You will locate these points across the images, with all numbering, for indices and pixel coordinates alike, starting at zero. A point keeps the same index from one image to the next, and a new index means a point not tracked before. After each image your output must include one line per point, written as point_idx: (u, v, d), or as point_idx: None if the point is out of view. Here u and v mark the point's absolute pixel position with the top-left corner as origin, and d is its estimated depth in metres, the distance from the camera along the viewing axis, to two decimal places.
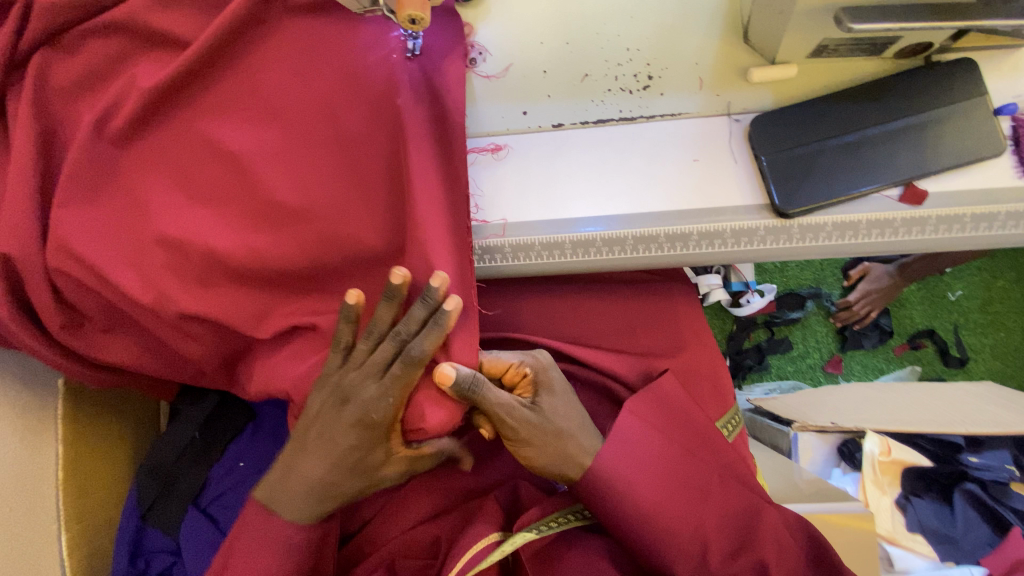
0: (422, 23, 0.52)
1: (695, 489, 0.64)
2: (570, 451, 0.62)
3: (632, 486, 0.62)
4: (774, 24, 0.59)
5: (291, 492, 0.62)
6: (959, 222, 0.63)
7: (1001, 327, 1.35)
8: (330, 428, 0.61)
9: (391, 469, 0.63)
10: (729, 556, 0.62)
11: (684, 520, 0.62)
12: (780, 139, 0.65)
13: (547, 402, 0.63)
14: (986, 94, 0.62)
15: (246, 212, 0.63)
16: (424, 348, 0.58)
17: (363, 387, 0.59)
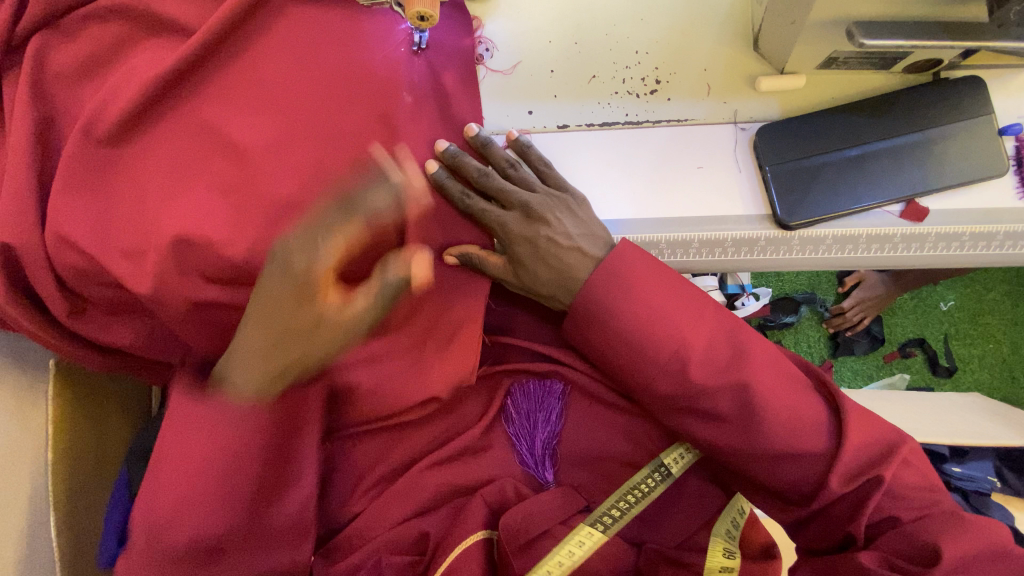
0: (431, 20, 0.51)
1: (684, 310, 0.60)
2: (567, 260, 0.62)
3: (627, 295, 0.60)
4: (784, 33, 0.59)
5: (240, 363, 0.56)
6: (958, 240, 0.64)
7: (990, 339, 1.37)
8: (281, 303, 0.53)
9: (324, 333, 0.54)
10: (715, 372, 0.58)
11: (667, 336, 0.59)
12: (785, 150, 0.64)
13: (529, 229, 0.63)
14: (991, 113, 0.62)
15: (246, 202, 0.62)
16: (398, 264, 0.52)
17: (315, 208, 0.57)
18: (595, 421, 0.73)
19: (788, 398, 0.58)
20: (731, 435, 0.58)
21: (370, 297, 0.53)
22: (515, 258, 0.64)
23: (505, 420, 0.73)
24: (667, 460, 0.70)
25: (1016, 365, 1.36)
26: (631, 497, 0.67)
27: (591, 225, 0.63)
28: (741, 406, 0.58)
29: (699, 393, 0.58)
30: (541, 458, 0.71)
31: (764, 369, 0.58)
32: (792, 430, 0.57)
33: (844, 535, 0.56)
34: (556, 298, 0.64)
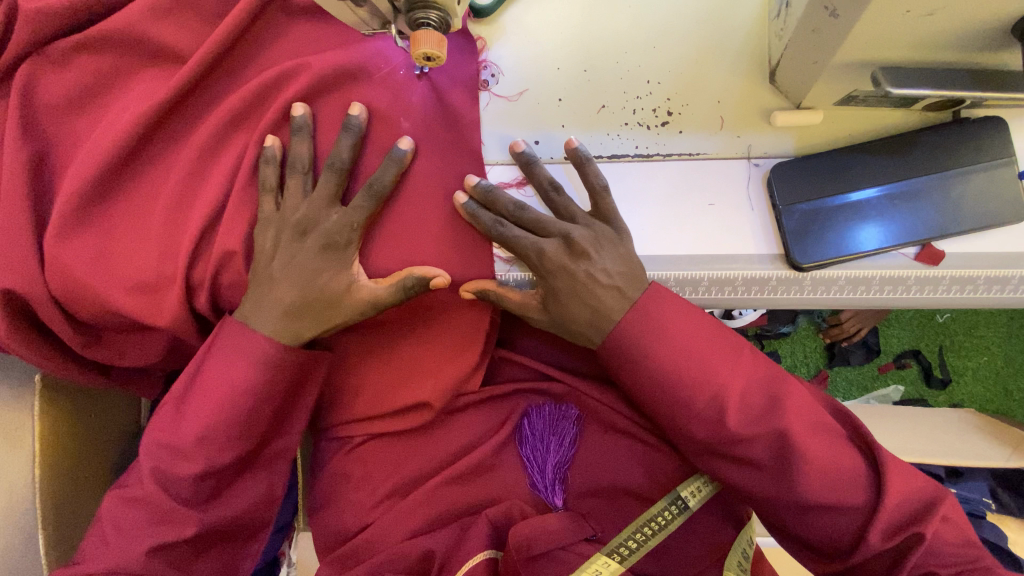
0: (437, 62, 0.48)
1: (720, 357, 0.58)
2: (606, 300, 0.59)
3: (662, 338, 0.58)
4: (804, 72, 0.56)
5: (265, 310, 0.60)
6: (971, 284, 0.63)
7: (984, 351, 1.36)
8: (312, 270, 0.60)
9: (348, 305, 0.61)
10: (752, 424, 0.57)
11: (705, 380, 0.57)
12: (802, 191, 0.62)
13: (569, 262, 0.60)
14: (1013, 156, 0.60)
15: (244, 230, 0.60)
16: (415, 276, 0.59)
17: (323, 182, 0.59)
18: (603, 454, 0.73)
19: (823, 448, 0.57)
20: (766, 482, 0.57)
21: (392, 282, 0.60)
22: (551, 291, 0.60)
23: (518, 442, 0.73)
24: (685, 493, 0.68)
25: (1009, 379, 1.36)
26: (648, 529, 0.65)
27: (630, 262, 0.60)
28: (778, 454, 0.56)
29: (736, 441, 0.57)
30: (552, 482, 0.69)
31: (799, 417, 0.57)
32: (831, 485, 0.56)
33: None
34: (588, 335, 0.61)
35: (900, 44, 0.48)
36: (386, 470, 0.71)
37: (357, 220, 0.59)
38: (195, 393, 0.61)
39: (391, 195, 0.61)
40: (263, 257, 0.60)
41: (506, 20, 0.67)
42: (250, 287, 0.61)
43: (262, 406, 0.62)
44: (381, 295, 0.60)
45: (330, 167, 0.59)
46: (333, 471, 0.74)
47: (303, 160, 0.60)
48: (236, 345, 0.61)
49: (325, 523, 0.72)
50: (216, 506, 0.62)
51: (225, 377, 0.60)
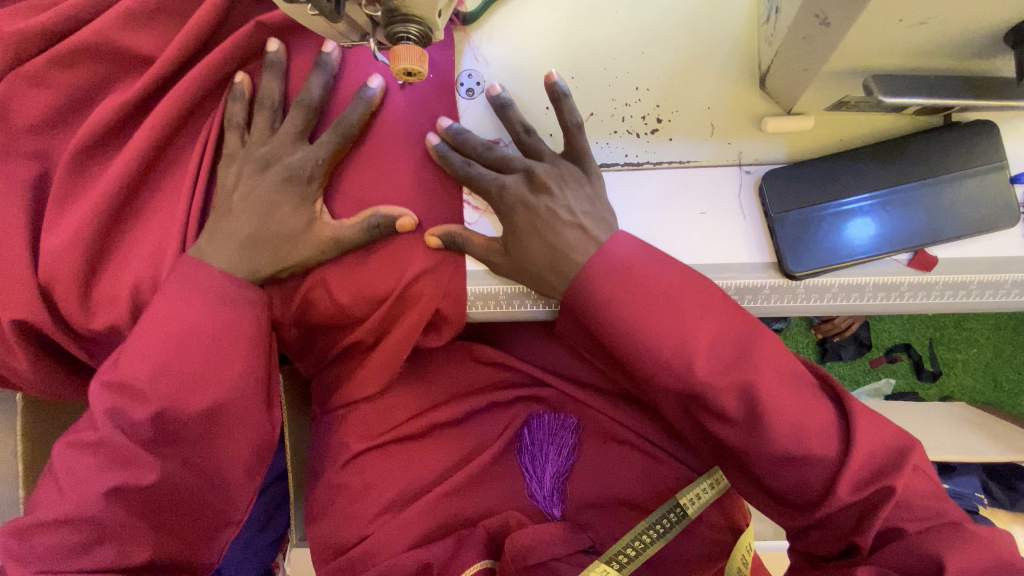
0: (418, 77, 0.46)
1: (681, 301, 0.54)
2: (568, 240, 0.57)
3: (625, 282, 0.55)
4: (795, 79, 0.55)
5: (222, 243, 0.59)
6: (965, 288, 0.62)
7: (974, 343, 1.37)
8: (272, 202, 0.60)
9: (307, 245, 0.59)
10: (719, 373, 0.53)
11: (670, 327, 0.53)
12: (792, 196, 0.61)
13: (530, 197, 0.59)
14: (1005, 161, 0.60)
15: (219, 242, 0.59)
16: (381, 215, 0.58)
17: (290, 119, 0.60)
18: (600, 466, 0.72)
19: (794, 399, 0.52)
20: (740, 435, 0.53)
21: (356, 223, 0.59)
22: (512, 230, 0.59)
23: (518, 450, 0.73)
24: (684, 501, 0.68)
25: (999, 370, 1.37)
26: (647, 537, 0.65)
27: (595, 202, 0.59)
28: (748, 407, 0.52)
29: (705, 392, 0.53)
30: (551, 492, 0.69)
31: (771, 357, 0.53)
32: (797, 432, 0.51)
33: (847, 543, 0.52)
34: (550, 281, 0.58)
35: (892, 51, 0.47)
36: (381, 483, 0.70)
37: (324, 155, 0.59)
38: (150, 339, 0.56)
39: (361, 137, 0.61)
40: (229, 190, 0.60)
41: (490, 27, 0.65)
42: (211, 218, 0.61)
43: (223, 352, 0.58)
44: (343, 235, 0.59)
45: (299, 104, 0.59)
46: (326, 485, 0.72)
47: (272, 96, 0.60)
48: (195, 288, 0.58)
49: (320, 537, 0.71)
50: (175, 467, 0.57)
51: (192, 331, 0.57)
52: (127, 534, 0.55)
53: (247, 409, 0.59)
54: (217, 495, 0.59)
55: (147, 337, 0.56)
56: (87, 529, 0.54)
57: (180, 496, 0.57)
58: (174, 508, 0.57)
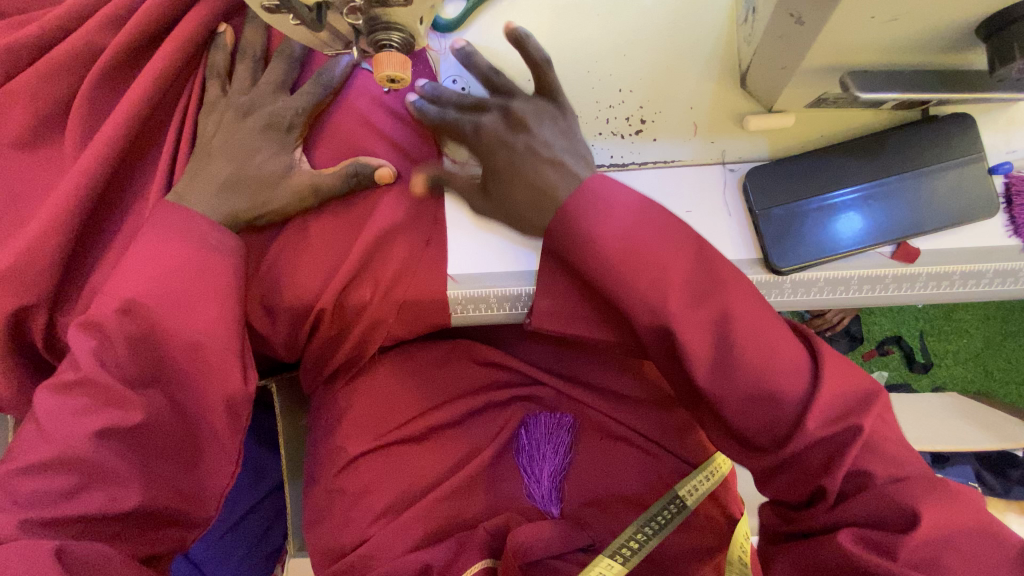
0: (402, 83, 0.46)
1: (653, 232, 0.53)
2: (547, 175, 0.57)
3: (606, 211, 0.54)
4: (774, 77, 0.56)
5: (201, 186, 0.61)
6: (949, 279, 0.63)
7: (963, 333, 1.38)
8: (250, 147, 0.61)
9: (286, 192, 0.61)
10: (691, 305, 0.52)
11: (642, 260, 0.53)
12: (776, 192, 0.62)
13: (507, 136, 0.59)
14: (983, 153, 0.61)
15: (207, 231, 0.59)
16: (359, 163, 0.61)
17: (272, 69, 0.63)
18: (598, 464, 0.72)
19: (766, 330, 0.52)
20: (713, 376, 0.52)
21: (334, 171, 0.61)
22: (492, 168, 0.59)
23: (516, 450, 0.73)
24: (683, 492, 0.69)
25: (989, 359, 1.38)
26: (652, 527, 0.65)
27: (570, 139, 0.59)
28: (717, 339, 0.52)
29: (677, 326, 0.52)
30: (549, 492, 0.70)
31: (749, 300, 0.52)
32: (765, 366, 0.51)
33: (815, 487, 0.50)
34: (530, 220, 0.58)
35: (865, 48, 0.48)
36: (377, 484, 0.70)
37: (304, 106, 0.62)
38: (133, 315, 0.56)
39: (340, 92, 0.64)
40: (211, 134, 0.62)
41: (472, 32, 0.66)
42: (191, 162, 0.62)
43: (201, 301, 0.58)
44: (322, 184, 0.61)
45: (280, 55, 0.63)
46: (324, 488, 0.73)
47: (254, 47, 0.63)
48: (169, 259, 0.58)
49: (318, 541, 0.71)
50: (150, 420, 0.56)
51: (180, 314, 0.57)
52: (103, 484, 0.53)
53: (227, 388, 0.60)
54: (198, 440, 0.59)
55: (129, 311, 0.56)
56: (71, 473, 0.53)
57: (167, 440, 0.57)
58: (163, 455, 0.57)
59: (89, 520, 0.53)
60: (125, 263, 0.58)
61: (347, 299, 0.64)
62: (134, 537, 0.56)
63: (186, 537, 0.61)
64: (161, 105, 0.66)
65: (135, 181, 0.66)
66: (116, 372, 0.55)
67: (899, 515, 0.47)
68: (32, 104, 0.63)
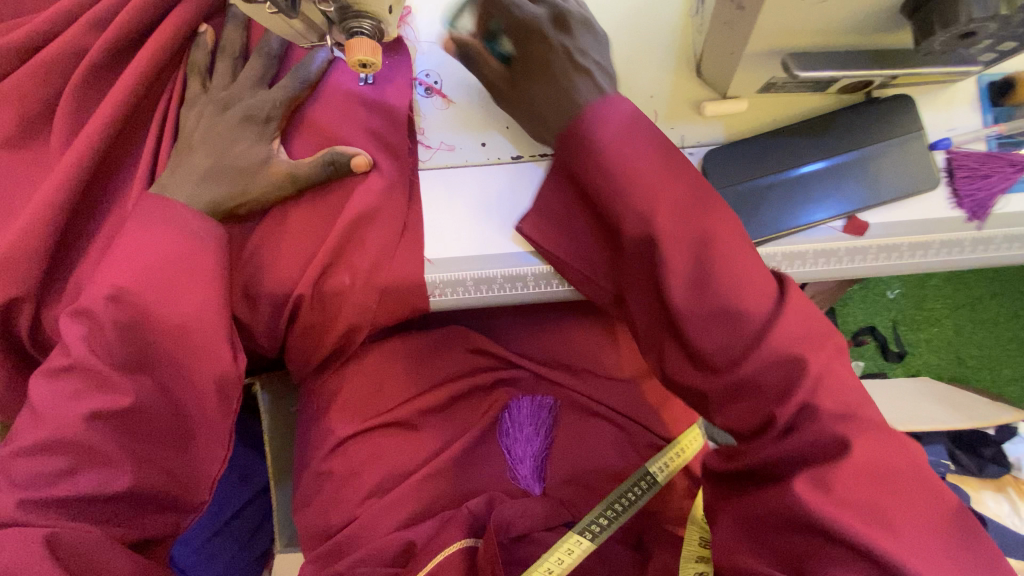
0: (373, 68, 0.49)
1: (640, 147, 0.55)
2: (580, 83, 0.58)
3: (611, 131, 0.55)
4: (724, 63, 0.60)
5: (183, 178, 0.63)
6: (898, 251, 0.67)
7: (935, 322, 1.43)
8: (229, 139, 0.64)
9: (265, 183, 0.64)
10: (676, 221, 0.53)
11: (638, 179, 0.54)
12: (732, 172, 0.66)
13: (551, 31, 0.59)
14: (922, 130, 0.65)
15: (191, 219, 0.62)
16: (335, 152, 0.64)
17: (250, 66, 0.65)
18: (578, 442, 0.74)
19: (741, 250, 0.53)
20: (686, 295, 0.53)
21: (310, 159, 0.64)
22: (528, 81, 0.61)
23: (500, 433, 0.74)
24: (653, 469, 0.71)
25: (961, 346, 1.43)
26: (618, 506, 0.67)
27: (604, 52, 0.60)
28: (697, 262, 0.53)
29: (659, 242, 0.53)
30: (532, 473, 0.71)
31: (729, 235, 0.53)
32: (742, 285, 0.52)
33: (764, 414, 0.51)
34: (550, 124, 0.60)
35: (800, 30, 0.52)
36: (361, 469, 0.71)
37: (281, 99, 0.65)
38: (121, 303, 0.58)
39: (317, 85, 0.68)
40: (194, 126, 0.65)
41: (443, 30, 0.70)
42: (173, 155, 0.65)
43: (184, 287, 0.60)
44: (299, 173, 0.64)
45: (258, 52, 0.66)
46: (311, 474, 0.74)
47: (234, 45, 0.66)
48: (153, 248, 0.60)
49: (308, 523, 0.72)
50: (141, 408, 0.57)
51: (169, 303, 0.59)
52: (101, 468, 0.56)
53: (209, 371, 0.61)
54: (192, 426, 0.61)
55: (117, 299, 0.58)
56: (65, 454, 0.55)
57: (160, 425, 0.59)
58: (153, 437, 0.58)
59: (82, 500, 0.55)
60: (112, 250, 0.60)
61: (329, 284, 0.66)
62: (125, 518, 0.58)
63: (179, 523, 0.62)
64: (146, 104, 0.69)
65: (121, 177, 0.69)
66: (104, 359, 0.57)
67: (831, 444, 0.48)
68: (21, 104, 0.65)
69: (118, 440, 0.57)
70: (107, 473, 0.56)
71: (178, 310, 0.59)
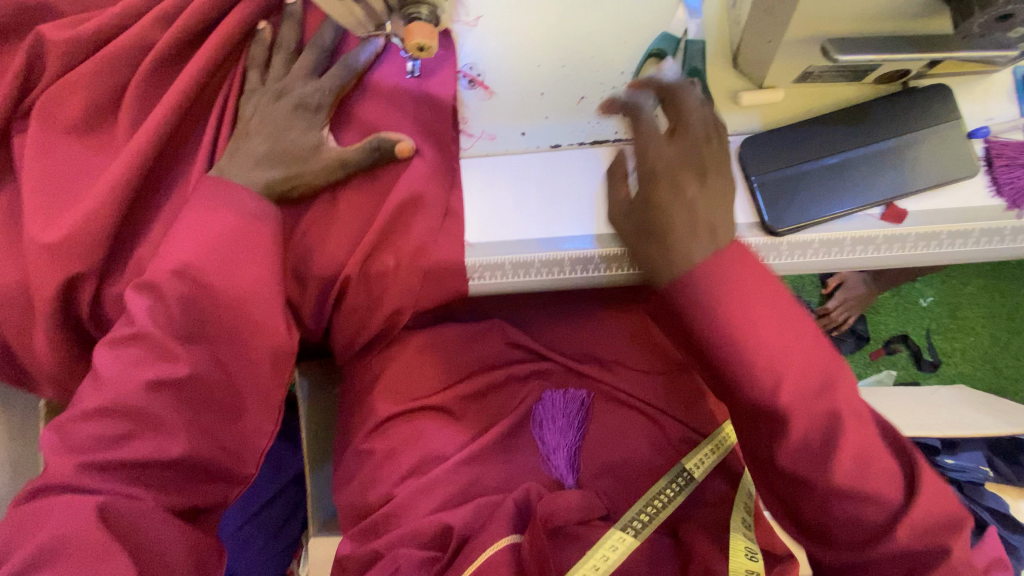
0: (429, 51, 0.53)
1: (780, 325, 0.55)
2: (692, 239, 0.57)
3: (741, 300, 0.55)
4: (762, 52, 0.62)
5: (240, 162, 0.67)
6: (937, 239, 0.67)
7: (970, 331, 1.40)
8: (283, 126, 0.67)
9: (315, 167, 0.67)
10: (808, 401, 0.54)
11: (769, 355, 0.54)
12: (768, 160, 0.67)
13: (678, 176, 0.59)
14: (959, 118, 0.66)
15: (246, 200, 0.65)
16: (381, 137, 0.66)
17: (302, 58, 0.69)
18: (611, 428, 0.75)
19: (866, 443, 0.55)
20: (804, 466, 0.54)
21: (358, 144, 0.67)
22: (644, 210, 0.60)
23: (533, 422, 0.75)
24: (689, 466, 0.72)
25: (998, 357, 1.39)
26: (653, 505, 0.68)
27: (723, 213, 0.58)
28: (821, 443, 0.54)
29: (783, 418, 0.54)
30: (567, 466, 0.71)
31: (852, 418, 0.54)
32: (863, 475, 0.54)
33: None
34: (654, 263, 0.59)
35: (840, 15, 0.54)
36: (398, 451, 0.73)
37: (330, 87, 0.68)
38: (184, 279, 0.62)
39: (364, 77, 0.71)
40: (252, 117, 0.68)
41: (486, 25, 0.73)
42: (231, 142, 0.69)
43: (242, 265, 0.64)
44: (348, 157, 0.66)
45: (312, 47, 0.69)
46: (351, 455, 0.76)
47: (288, 39, 0.70)
48: (212, 229, 0.64)
49: (348, 501, 0.74)
50: (196, 381, 0.61)
51: (227, 278, 0.63)
52: (156, 436, 0.59)
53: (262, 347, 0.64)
54: (239, 401, 0.64)
55: (181, 276, 0.62)
56: (127, 419, 0.59)
57: (211, 397, 0.62)
58: (208, 409, 0.62)
59: (136, 467, 0.59)
60: (173, 230, 0.64)
61: (373, 267, 0.68)
62: (181, 487, 0.62)
63: (227, 496, 0.66)
64: (205, 95, 0.73)
65: (179, 164, 0.73)
66: (165, 331, 0.61)
67: None
68: (91, 94, 0.70)
69: (173, 409, 0.60)
70: (161, 440, 0.59)
71: (233, 287, 0.63)
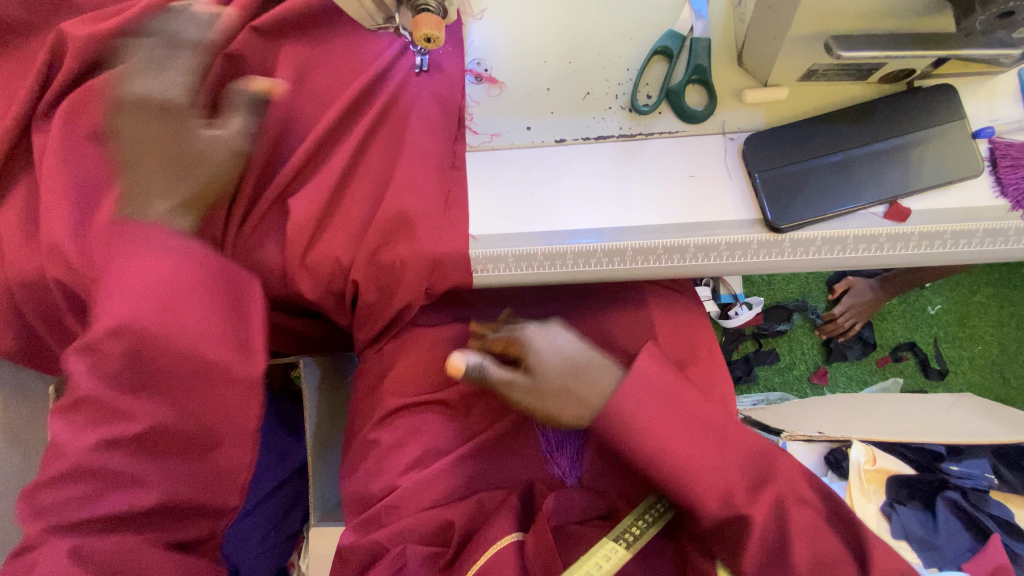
0: (435, 42, 0.55)
1: (706, 429, 0.58)
2: (589, 381, 0.60)
3: (655, 429, 0.57)
4: (766, 49, 0.63)
5: (143, 193, 0.61)
6: (940, 238, 0.66)
7: (978, 340, 1.39)
8: (167, 136, 0.60)
9: (206, 168, 0.62)
10: (752, 493, 0.56)
11: (694, 475, 0.56)
12: (771, 158, 0.67)
13: (532, 334, 0.63)
14: (964, 118, 0.66)
15: (170, 239, 0.58)
16: (257, 90, 0.62)
17: (139, 48, 0.60)
18: None
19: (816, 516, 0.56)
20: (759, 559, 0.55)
21: (228, 118, 0.62)
22: (531, 369, 0.61)
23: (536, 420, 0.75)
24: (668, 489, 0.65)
25: (1005, 367, 1.38)
26: (650, 516, 0.63)
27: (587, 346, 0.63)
28: (773, 518, 0.56)
29: (730, 516, 0.56)
30: (571, 464, 0.72)
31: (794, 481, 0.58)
32: (821, 543, 0.55)
33: None
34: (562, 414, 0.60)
35: (844, 11, 0.54)
36: (400, 443, 0.73)
37: (184, 80, 0.60)
38: (122, 334, 0.53)
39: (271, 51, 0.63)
40: (128, 137, 0.60)
41: (494, 22, 0.74)
42: (118, 174, 0.61)
43: (189, 303, 0.56)
44: (236, 133, 0.62)
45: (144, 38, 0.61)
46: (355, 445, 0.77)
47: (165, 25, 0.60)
48: (155, 268, 0.56)
49: (351, 490, 0.75)
50: (160, 430, 0.54)
51: (175, 324, 0.55)
52: (129, 486, 0.53)
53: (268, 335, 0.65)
54: (220, 438, 0.57)
55: (118, 332, 0.53)
56: (83, 482, 0.52)
57: (183, 438, 0.56)
58: (184, 449, 0.56)
59: (116, 519, 0.54)
60: (108, 280, 0.56)
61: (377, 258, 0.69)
62: (168, 525, 0.57)
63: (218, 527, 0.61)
64: None
65: None
66: (117, 377, 0.53)
67: None
68: None
69: (141, 456, 0.54)
70: (139, 489, 0.54)
71: (199, 309, 0.57)
